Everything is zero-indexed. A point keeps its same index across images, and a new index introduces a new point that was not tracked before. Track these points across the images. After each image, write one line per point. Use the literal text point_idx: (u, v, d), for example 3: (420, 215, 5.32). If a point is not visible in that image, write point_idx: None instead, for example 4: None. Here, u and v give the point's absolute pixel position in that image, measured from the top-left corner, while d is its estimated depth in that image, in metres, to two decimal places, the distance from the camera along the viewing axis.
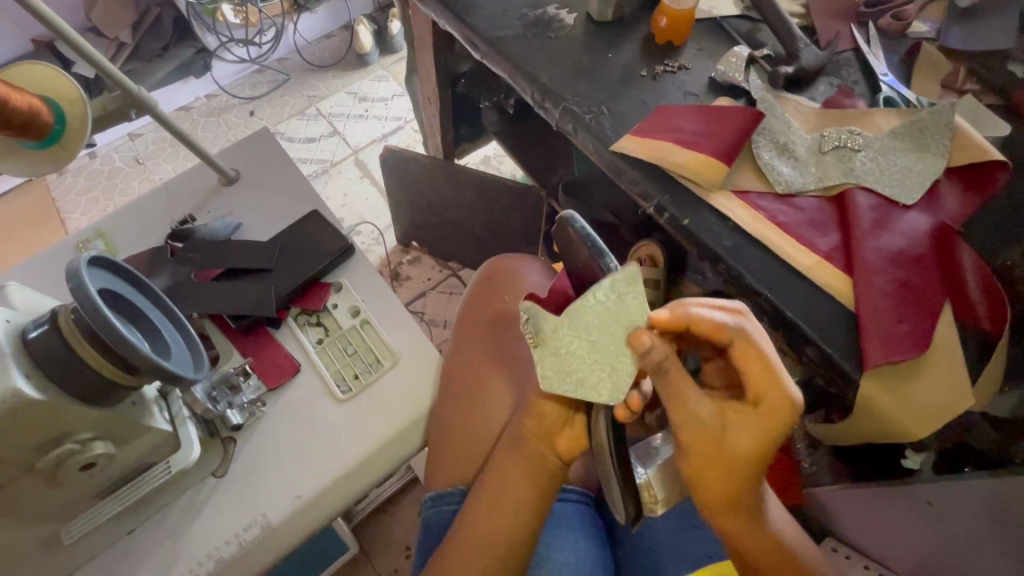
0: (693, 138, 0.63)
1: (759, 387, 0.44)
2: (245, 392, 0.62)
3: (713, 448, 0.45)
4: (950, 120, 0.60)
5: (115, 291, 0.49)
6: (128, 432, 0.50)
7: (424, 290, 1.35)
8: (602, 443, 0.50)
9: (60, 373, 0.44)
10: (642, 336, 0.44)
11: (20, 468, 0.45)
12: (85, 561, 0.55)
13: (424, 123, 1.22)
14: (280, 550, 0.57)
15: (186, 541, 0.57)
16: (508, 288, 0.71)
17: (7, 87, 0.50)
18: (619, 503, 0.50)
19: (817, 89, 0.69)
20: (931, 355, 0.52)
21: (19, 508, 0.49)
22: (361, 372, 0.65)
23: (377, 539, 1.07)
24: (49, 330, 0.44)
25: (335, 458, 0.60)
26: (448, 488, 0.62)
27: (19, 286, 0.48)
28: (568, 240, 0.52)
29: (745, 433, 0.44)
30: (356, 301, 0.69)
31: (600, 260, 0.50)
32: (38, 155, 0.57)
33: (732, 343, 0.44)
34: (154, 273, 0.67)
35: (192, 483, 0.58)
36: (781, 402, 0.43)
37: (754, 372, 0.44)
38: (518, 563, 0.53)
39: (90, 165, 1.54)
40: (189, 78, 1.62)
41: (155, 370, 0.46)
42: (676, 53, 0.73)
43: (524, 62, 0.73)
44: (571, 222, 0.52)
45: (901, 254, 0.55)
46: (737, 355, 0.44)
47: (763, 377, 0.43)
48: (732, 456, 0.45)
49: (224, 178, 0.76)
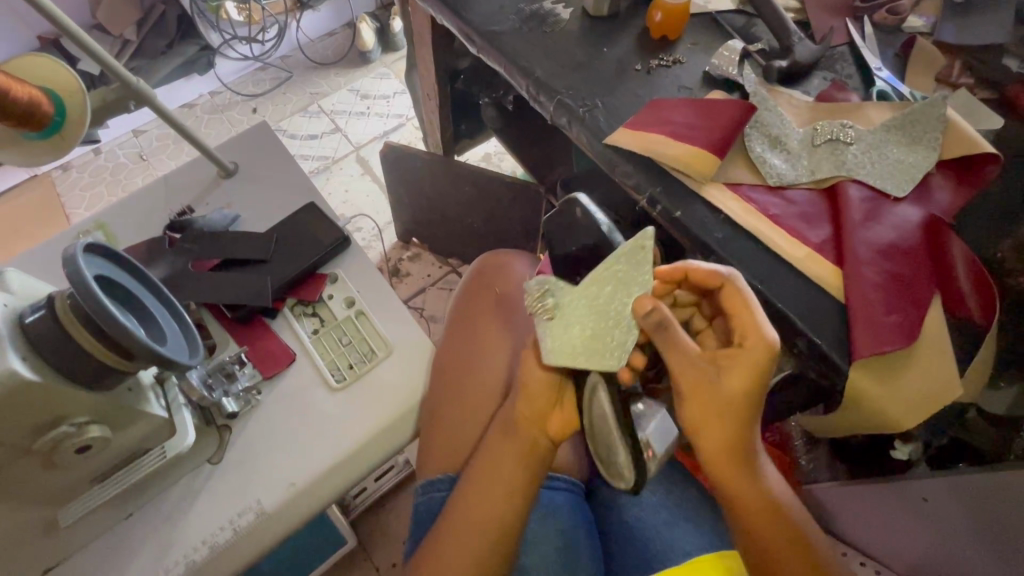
0: (685, 131, 0.63)
1: (745, 326, 0.45)
2: (240, 380, 0.62)
3: (710, 392, 0.46)
4: (942, 113, 0.60)
5: (112, 277, 0.50)
6: (124, 416, 0.51)
7: (424, 286, 1.35)
8: (604, 410, 0.50)
9: (57, 356, 0.45)
10: (645, 300, 0.47)
11: (17, 450, 0.46)
12: (82, 546, 0.56)
13: (424, 119, 1.22)
14: (273, 537, 0.58)
15: (181, 526, 0.57)
16: (500, 281, 0.72)
17: (7, 79, 0.50)
18: (628, 469, 0.50)
19: (811, 84, 0.70)
20: (920, 346, 0.52)
21: (18, 490, 0.50)
22: (355, 363, 0.66)
23: (375, 533, 1.07)
24: (46, 315, 0.45)
25: (328, 445, 0.61)
26: (439, 475, 0.62)
27: (18, 273, 0.49)
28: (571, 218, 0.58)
29: (734, 376, 0.45)
30: (351, 292, 0.70)
31: (608, 236, 0.57)
32: (39, 146, 0.58)
33: (722, 289, 0.47)
34: (153, 264, 0.68)
35: (188, 470, 0.59)
36: (766, 341, 0.44)
37: (743, 314, 0.45)
38: (509, 551, 0.53)
39: (94, 161, 1.55)
40: (192, 75, 1.64)
41: (150, 354, 0.47)
42: (671, 47, 0.74)
43: (519, 56, 0.74)
44: (577, 204, 0.59)
45: (890, 246, 0.55)
46: (727, 301, 0.46)
47: (747, 318, 0.45)
48: (728, 398, 0.46)
49: (222, 171, 0.77)
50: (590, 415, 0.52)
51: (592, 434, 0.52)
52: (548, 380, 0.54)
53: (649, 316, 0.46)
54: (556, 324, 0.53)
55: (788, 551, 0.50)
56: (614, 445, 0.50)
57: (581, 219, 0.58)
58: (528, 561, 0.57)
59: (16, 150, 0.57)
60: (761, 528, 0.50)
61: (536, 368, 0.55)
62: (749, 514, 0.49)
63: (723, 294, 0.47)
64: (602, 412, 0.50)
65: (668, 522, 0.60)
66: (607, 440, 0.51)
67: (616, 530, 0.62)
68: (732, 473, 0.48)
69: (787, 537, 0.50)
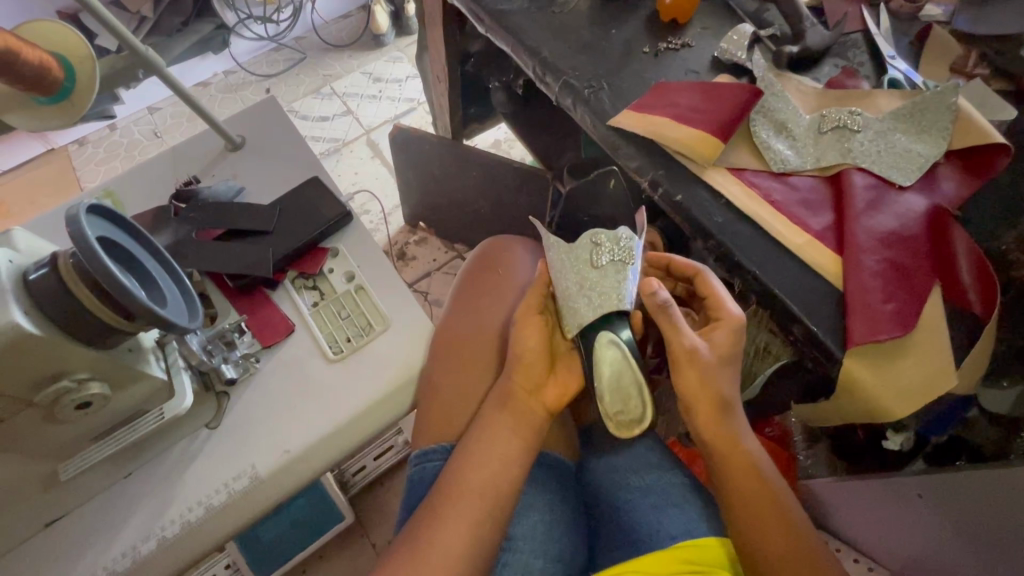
0: (689, 114, 0.63)
1: (713, 301, 0.54)
2: (239, 348, 0.64)
3: (702, 363, 0.51)
4: (953, 102, 0.59)
5: (117, 240, 0.51)
6: (124, 376, 0.52)
7: (430, 271, 1.35)
8: (632, 363, 0.54)
9: (59, 314, 0.46)
10: (651, 281, 0.51)
11: (19, 402, 0.48)
12: (83, 501, 0.58)
13: (435, 102, 1.21)
14: (265, 501, 0.59)
15: (178, 487, 0.59)
16: (501, 261, 0.71)
17: (18, 41, 0.51)
18: (647, 410, 0.56)
19: (822, 70, 0.69)
20: (915, 335, 0.52)
21: (21, 443, 0.52)
22: (352, 336, 0.66)
23: (372, 510, 1.09)
24: (49, 273, 0.46)
25: (325, 414, 0.62)
26: (433, 445, 0.62)
27: (24, 232, 0.50)
28: (601, 187, 0.68)
29: (720, 342, 0.52)
30: (351, 267, 0.71)
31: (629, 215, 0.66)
32: (49, 110, 0.59)
33: (697, 277, 0.56)
34: (158, 231, 0.69)
35: (185, 434, 0.60)
36: (733, 314, 0.53)
37: (711, 290, 0.54)
38: (499, 526, 0.52)
39: (110, 137, 1.57)
40: (207, 54, 1.65)
41: (150, 316, 0.48)
42: (680, 31, 0.73)
43: (527, 36, 0.73)
44: (613, 176, 0.69)
45: (891, 235, 0.55)
46: (702, 283, 0.56)
47: (717, 295, 0.54)
48: (718, 363, 0.52)
49: (229, 144, 0.77)
50: (611, 368, 0.54)
51: (608, 388, 0.55)
52: (544, 350, 0.56)
53: (652, 297, 0.52)
54: (600, 276, 0.57)
55: (769, 521, 0.51)
56: (635, 391, 0.55)
57: (610, 188, 0.68)
58: (516, 534, 0.58)
59: (25, 113, 0.58)
60: (746, 497, 0.51)
61: (531, 339, 0.56)
62: (731, 477, 0.52)
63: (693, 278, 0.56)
64: (623, 361, 0.54)
65: (655, 506, 0.59)
66: (630, 387, 0.55)
67: (603, 512, 0.62)
68: (717, 435, 0.52)
69: (769, 507, 0.51)
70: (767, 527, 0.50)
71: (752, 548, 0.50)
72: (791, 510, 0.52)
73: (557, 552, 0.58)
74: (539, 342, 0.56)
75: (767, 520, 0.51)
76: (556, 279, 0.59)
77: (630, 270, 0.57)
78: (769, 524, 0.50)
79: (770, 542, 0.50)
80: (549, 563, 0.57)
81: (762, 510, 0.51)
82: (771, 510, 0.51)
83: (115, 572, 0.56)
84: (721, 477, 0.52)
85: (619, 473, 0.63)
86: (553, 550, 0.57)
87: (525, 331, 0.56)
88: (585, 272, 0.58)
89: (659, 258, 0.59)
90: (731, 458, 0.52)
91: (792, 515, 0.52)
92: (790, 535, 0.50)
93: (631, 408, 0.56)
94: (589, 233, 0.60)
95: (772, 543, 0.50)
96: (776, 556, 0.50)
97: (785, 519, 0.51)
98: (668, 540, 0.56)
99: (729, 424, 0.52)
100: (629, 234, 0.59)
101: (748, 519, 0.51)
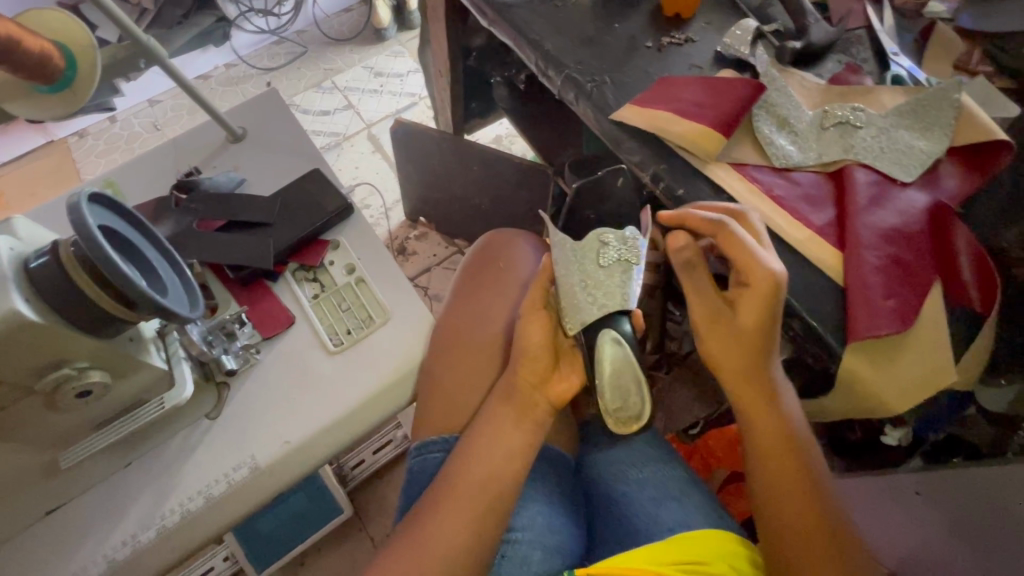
0: (692, 109, 0.62)
1: (743, 258, 0.49)
2: (240, 338, 0.64)
3: (725, 326, 0.51)
4: (956, 98, 0.59)
5: (118, 229, 0.51)
6: (125, 364, 0.52)
7: (429, 266, 1.35)
8: (632, 361, 0.55)
9: (60, 302, 0.46)
10: (676, 239, 0.52)
11: (20, 390, 0.48)
12: (83, 490, 0.58)
13: (436, 97, 1.21)
14: (266, 491, 0.59)
15: (178, 477, 0.59)
16: (503, 255, 0.71)
17: (19, 29, 0.51)
18: (646, 407, 0.56)
19: (824, 66, 0.69)
20: (916, 331, 0.52)
21: (21, 431, 0.51)
22: (353, 329, 0.66)
23: (370, 503, 1.09)
24: (51, 261, 0.46)
25: (326, 406, 0.62)
26: (433, 437, 0.62)
27: (26, 220, 0.50)
28: None
29: (749, 314, 0.49)
30: (352, 259, 0.71)
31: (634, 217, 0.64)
32: (51, 99, 0.59)
33: (719, 235, 0.50)
34: (159, 222, 0.69)
35: (186, 425, 0.61)
36: (769, 271, 0.47)
37: (738, 245, 0.49)
38: (499, 519, 0.52)
39: (110, 129, 1.57)
40: (208, 47, 1.66)
41: (151, 305, 0.48)
42: (684, 26, 0.72)
43: (529, 29, 0.73)
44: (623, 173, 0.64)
45: (893, 230, 0.55)
46: (725, 244, 0.50)
47: (745, 255, 0.48)
48: (745, 332, 0.50)
49: (230, 136, 0.77)
50: (612, 366, 0.54)
51: (609, 385, 0.55)
52: (547, 345, 0.56)
53: (677, 252, 0.52)
54: (605, 275, 0.58)
55: (796, 495, 0.50)
56: (635, 388, 0.55)
57: None
58: (516, 526, 0.58)
59: (26, 102, 0.58)
60: (773, 461, 0.51)
61: (535, 334, 0.56)
62: (765, 449, 0.52)
63: (716, 229, 0.50)
64: (624, 359, 0.55)
65: (655, 499, 0.60)
66: (629, 385, 0.55)
67: (601, 505, 0.62)
68: (746, 397, 0.52)
69: (800, 483, 0.51)
70: (792, 502, 0.50)
71: (771, 518, 0.51)
72: (822, 490, 0.51)
73: (557, 544, 0.58)
74: (543, 337, 0.56)
75: (792, 496, 0.50)
76: (561, 278, 0.58)
77: (635, 269, 0.58)
78: (794, 501, 0.50)
79: (790, 517, 0.50)
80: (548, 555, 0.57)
81: (782, 476, 0.51)
82: (799, 486, 0.51)
83: (116, 561, 0.56)
84: (754, 449, 0.52)
85: (618, 466, 0.63)
86: (553, 542, 0.58)
87: (531, 325, 0.56)
88: (590, 270, 0.58)
89: (671, 215, 0.53)
90: (766, 431, 0.51)
91: (822, 495, 0.51)
92: (809, 505, 0.50)
93: (631, 405, 0.56)
94: (596, 232, 0.60)
95: (792, 520, 0.50)
96: (794, 531, 0.50)
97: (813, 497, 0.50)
98: (663, 533, 0.56)
99: (769, 396, 0.52)
100: (635, 235, 0.59)
101: (768, 484, 0.51)
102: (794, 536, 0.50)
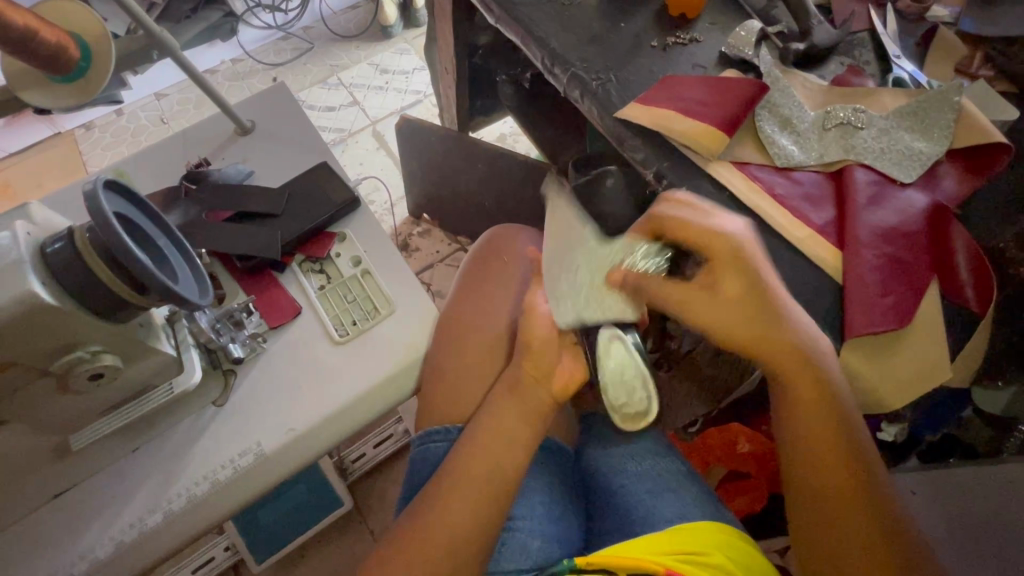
0: (695, 108, 0.63)
1: (703, 236, 0.53)
2: (247, 328, 0.65)
3: (710, 299, 0.53)
4: (956, 101, 0.60)
5: (130, 217, 0.52)
6: (136, 349, 0.53)
7: (432, 262, 1.36)
8: (637, 361, 0.57)
9: (74, 285, 0.48)
10: (613, 275, 0.57)
11: (35, 371, 0.49)
12: (92, 473, 0.59)
13: (441, 93, 1.22)
14: (271, 477, 0.60)
15: (185, 462, 0.60)
16: (506, 249, 0.72)
17: (35, 19, 0.52)
18: (652, 402, 0.60)
19: (828, 67, 0.70)
20: (911, 330, 0.53)
21: (33, 413, 0.53)
22: (358, 319, 0.67)
23: (371, 498, 1.08)
24: (67, 246, 0.47)
25: (332, 394, 0.63)
26: (436, 427, 0.63)
27: (41, 207, 0.51)
28: (599, 187, 0.71)
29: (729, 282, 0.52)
30: (358, 251, 0.72)
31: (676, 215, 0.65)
32: (65, 89, 0.59)
33: (671, 228, 0.54)
34: (169, 211, 0.70)
35: (193, 411, 0.62)
36: (717, 236, 0.53)
37: (676, 232, 0.54)
38: (500, 507, 0.54)
39: (116, 122, 1.58)
40: (215, 42, 1.69)
41: (163, 290, 0.49)
42: (689, 26, 0.73)
43: (536, 27, 0.74)
44: (607, 177, 0.72)
45: (893, 230, 0.56)
46: (678, 235, 0.54)
47: (689, 237, 0.53)
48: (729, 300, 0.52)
49: (239, 128, 0.78)
50: (615, 365, 0.57)
51: (612, 380, 0.58)
52: (550, 338, 0.58)
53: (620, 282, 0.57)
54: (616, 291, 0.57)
55: (823, 453, 0.52)
56: (637, 385, 0.59)
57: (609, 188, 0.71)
58: (516, 515, 0.59)
59: (40, 90, 0.59)
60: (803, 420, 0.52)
61: (539, 327, 0.58)
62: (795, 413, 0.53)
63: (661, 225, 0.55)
64: (628, 358, 0.57)
65: (652, 491, 0.61)
66: (634, 382, 0.58)
67: (600, 497, 0.63)
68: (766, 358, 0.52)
69: (831, 449, 0.52)
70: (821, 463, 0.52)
71: (801, 476, 0.53)
72: (859, 449, 0.52)
73: (556, 533, 0.59)
74: (546, 331, 0.58)
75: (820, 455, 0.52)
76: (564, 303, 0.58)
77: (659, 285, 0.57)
78: (823, 465, 0.52)
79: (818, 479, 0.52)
80: (548, 544, 0.58)
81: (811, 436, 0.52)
82: (829, 449, 0.52)
83: (123, 542, 0.57)
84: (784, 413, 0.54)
85: (616, 457, 0.64)
86: (553, 531, 0.59)
87: (532, 320, 0.59)
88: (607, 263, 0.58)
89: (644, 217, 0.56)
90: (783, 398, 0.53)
91: (860, 458, 0.52)
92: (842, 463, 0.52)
93: (636, 401, 0.60)
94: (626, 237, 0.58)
95: (818, 482, 0.52)
96: (822, 490, 0.52)
97: (844, 459, 0.51)
98: (664, 523, 0.57)
99: (802, 365, 0.51)
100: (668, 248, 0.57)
101: (797, 444, 0.53)
102: (821, 495, 0.52)
